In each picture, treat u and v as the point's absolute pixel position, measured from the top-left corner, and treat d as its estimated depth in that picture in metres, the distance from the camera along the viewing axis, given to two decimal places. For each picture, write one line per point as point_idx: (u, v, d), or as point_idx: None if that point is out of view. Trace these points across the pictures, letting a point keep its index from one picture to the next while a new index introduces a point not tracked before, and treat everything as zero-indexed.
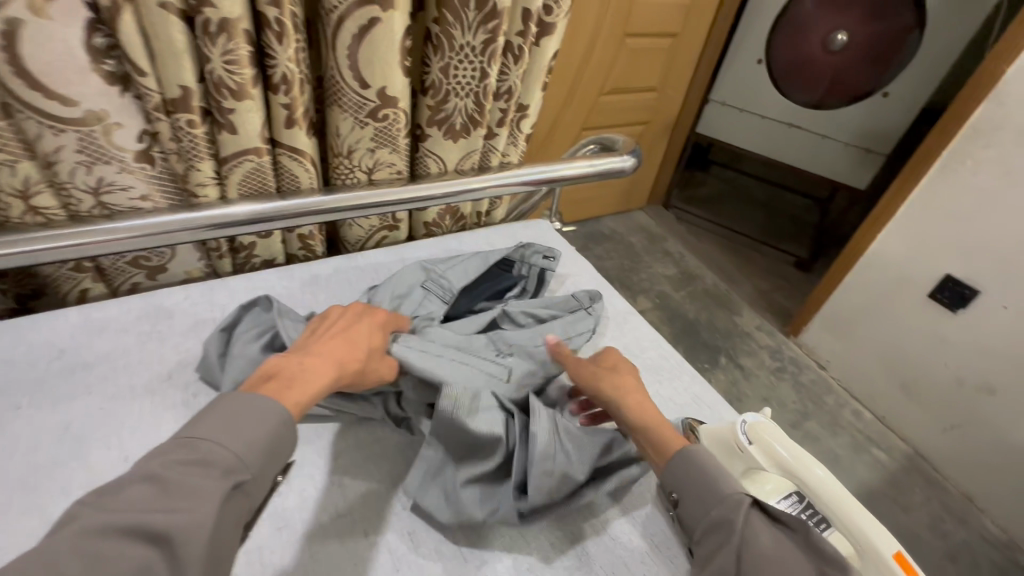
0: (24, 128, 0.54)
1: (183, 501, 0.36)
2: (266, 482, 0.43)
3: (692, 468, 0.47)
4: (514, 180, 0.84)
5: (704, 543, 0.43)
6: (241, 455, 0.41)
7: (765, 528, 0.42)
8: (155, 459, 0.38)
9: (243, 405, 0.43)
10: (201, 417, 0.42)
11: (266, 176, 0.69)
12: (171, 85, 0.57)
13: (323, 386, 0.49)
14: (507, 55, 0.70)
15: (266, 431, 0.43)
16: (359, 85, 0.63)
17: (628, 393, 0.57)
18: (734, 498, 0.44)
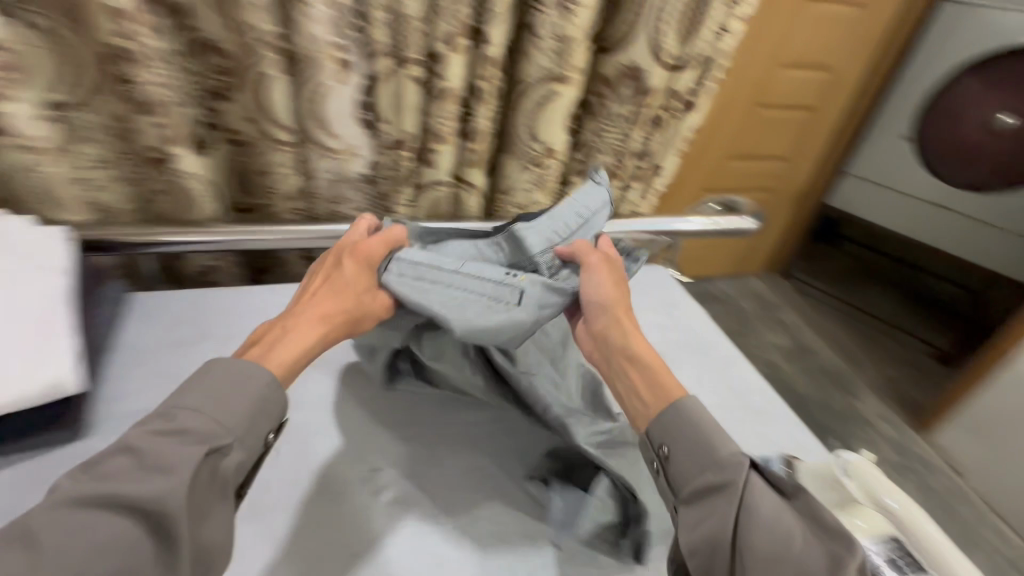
0: (304, 153, 0.77)
1: (134, 487, 0.37)
2: (252, 447, 0.44)
3: (683, 421, 0.50)
4: (639, 227, 0.97)
5: (701, 516, 0.45)
6: (221, 428, 0.42)
7: (768, 495, 0.45)
8: (133, 432, 0.40)
9: (220, 377, 0.44)
10: (190, 387, 0.44)
11: (444, 202, 0.89)
12: (400, 130, 0.77)
13: (312, 343, 0.51)
14: (653, 124, 0.84)
15: (245, 398, 0.44)
16: (530, 139, 0.81)
17: (639, 351, 0.57)
18: (733, 460, 0.46)
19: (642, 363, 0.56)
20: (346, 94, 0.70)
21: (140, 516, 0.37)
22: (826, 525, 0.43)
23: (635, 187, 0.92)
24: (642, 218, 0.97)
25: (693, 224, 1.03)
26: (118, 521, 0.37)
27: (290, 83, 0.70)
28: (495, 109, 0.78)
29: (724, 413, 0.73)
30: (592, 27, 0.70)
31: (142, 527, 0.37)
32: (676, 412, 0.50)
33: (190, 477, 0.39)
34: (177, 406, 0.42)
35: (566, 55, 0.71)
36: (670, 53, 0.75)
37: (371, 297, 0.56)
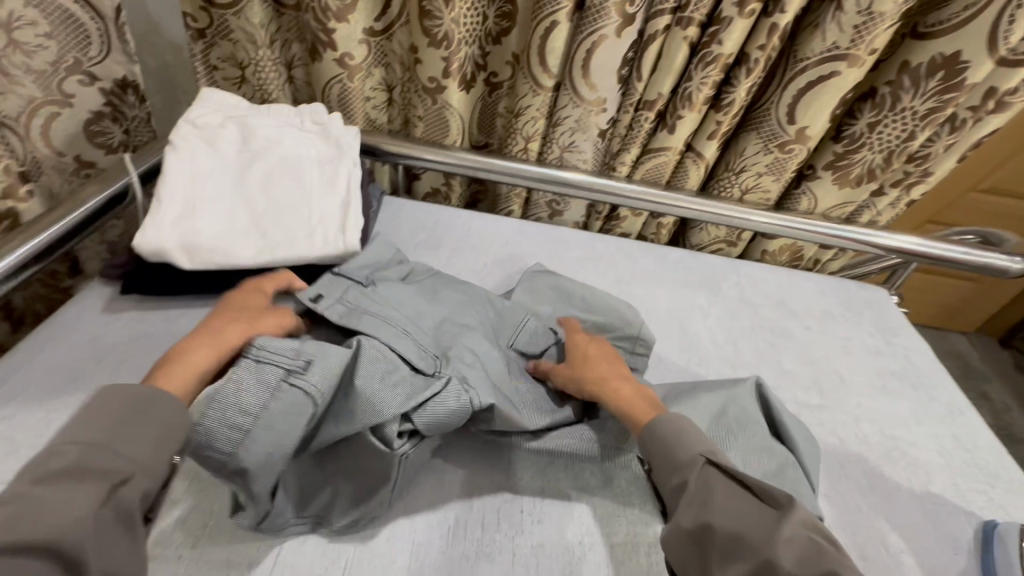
0: (558, 99, 0.83)
1: (59, 508, 0.36)
2: (154, 467, 0.42)
3: (657, 436, 0.52)
4: (877, 240, 0.87)
5: (676, 512, 0.47)
6: (119, 459, 0.40)
7: (720, 488, 0.46)
8: (38, 474, 0.38)
9: (118, 404, 0.42)
10: (88, 416, 0.41)
11: (666, 169, 0.89)
12: (653, 90, 0.79)
13: (196, 361, 0.49)
14: (945, 124, 0.75)
15: (150, 425, 0.42)
16: (786, 120, 0.76)
17: (613, 378, 0.59)
18: (691, 460, 0.49)
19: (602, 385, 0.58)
20: (619, 47, 0.74)
21: (49, 552, 0.35)
22: (830, 537, 0.43)
23: (890, 194, 0.84)
24: (880, 230, 0.87)
25: (945, 250, 0.89)
26: (54, 527, 0.35)
27: (571, 29, 0.75)
28: (756, 83, 0.76)
29: (944, 461, 0.65)
30: (908, 3, 0.64)
31: (59, 562, 0.35)
32: (658, 429, 0.52)
33: (97, 497, 0.38)
34: (69, 444, 0.40)
35: (866, 33, 0.66)
36: (1007, 46, 0.65)
37: (593, 366, 0.60)
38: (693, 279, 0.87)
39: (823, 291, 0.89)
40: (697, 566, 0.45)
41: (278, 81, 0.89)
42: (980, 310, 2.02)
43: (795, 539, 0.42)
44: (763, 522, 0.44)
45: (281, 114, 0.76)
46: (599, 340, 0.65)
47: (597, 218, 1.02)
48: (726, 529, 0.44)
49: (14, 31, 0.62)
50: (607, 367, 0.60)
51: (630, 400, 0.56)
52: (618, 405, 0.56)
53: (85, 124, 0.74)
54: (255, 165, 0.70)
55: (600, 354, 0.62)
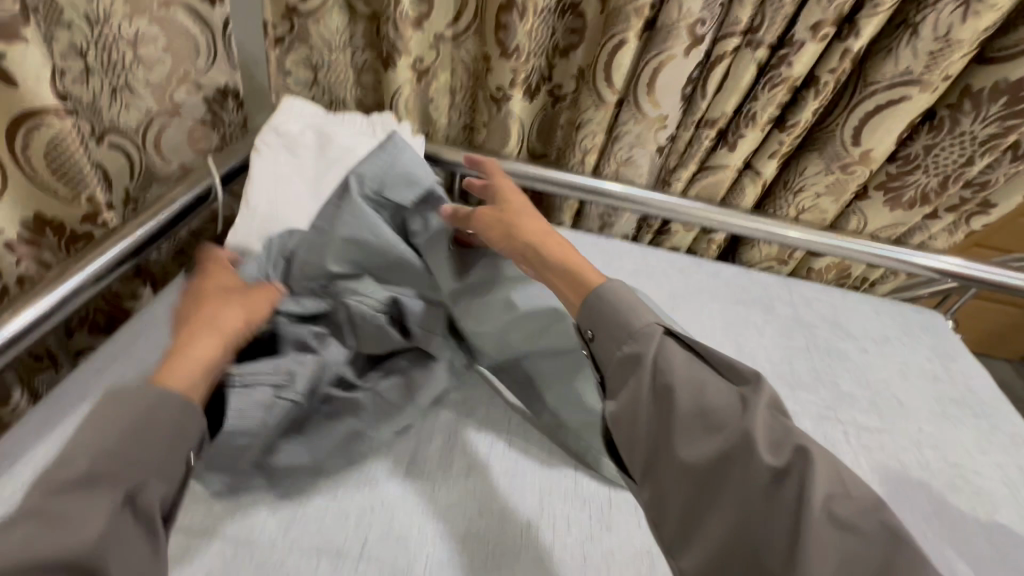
0: (621, 115, 0.84)
1: (87, 521, 0.37)
2: (172, 468, 0.43)
3: (601, 306, 0.54)
4: (936, 264, 0.86)
5: (635, 377, 0.51)
6: (127, 467, 0.40)
7: (679, 359, 0.51)
8: (45, 486, 0.38)
9: (134, 407, 0.43)
10: (95, 425, 0.41)
11: (723, 186, 0.89)
12: (716, 110, 0.80)
13: (213, 356, 0.48)
14: (1007, 151, 0.73)
15: (161, 431, 0.43)
16: (851, 142, 0.76)
17: (547, 240, 0.61)
18: (648, 331, 0.52)
19: (537, 247, 0.61)
20: (687, 65, 0.76)
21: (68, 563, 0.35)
22: (789, 413, 0.47)
23: (945, 218, 0.83)
24: (935, 253, 0.87)
25: (1006, 277, 0.88)
26: (79, 538, 0.36)
27: (639, 47, 0.77)
28: (823, 105, 0.76)
29: (1010, 491, 0.65)
30: (988, 32, 0.64)
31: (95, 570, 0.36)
32: (603, 296, 0.54)
33: (117, 514, 0.39)
34: (82, 451, 0.40)
35: (938, 62, 0.67)
36: None
37: (524, 229, 0.62)
38: (745, 297, 0.87)
39: (878, 315, 0.89)
40: (654, 432, 0.50)
41: (348, 86, 0.94)
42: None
43: (761, 416, 0.46)
44: (725, 402, 0.48)
45: (355, 123, 0.80)
46: (523, 201, 0.66)
47: (647, 232, 1.03)
48: (689, 403, 0.48)
49: (143, 47, 0.66)
50: (537, 227, 0.63)
51: (574, 261, 0.60)
52: (562, 273, 0.59)
53: (190, 130, 0.77)
54: (332, 171, 0.73)
55: (524, 211, 0.64)
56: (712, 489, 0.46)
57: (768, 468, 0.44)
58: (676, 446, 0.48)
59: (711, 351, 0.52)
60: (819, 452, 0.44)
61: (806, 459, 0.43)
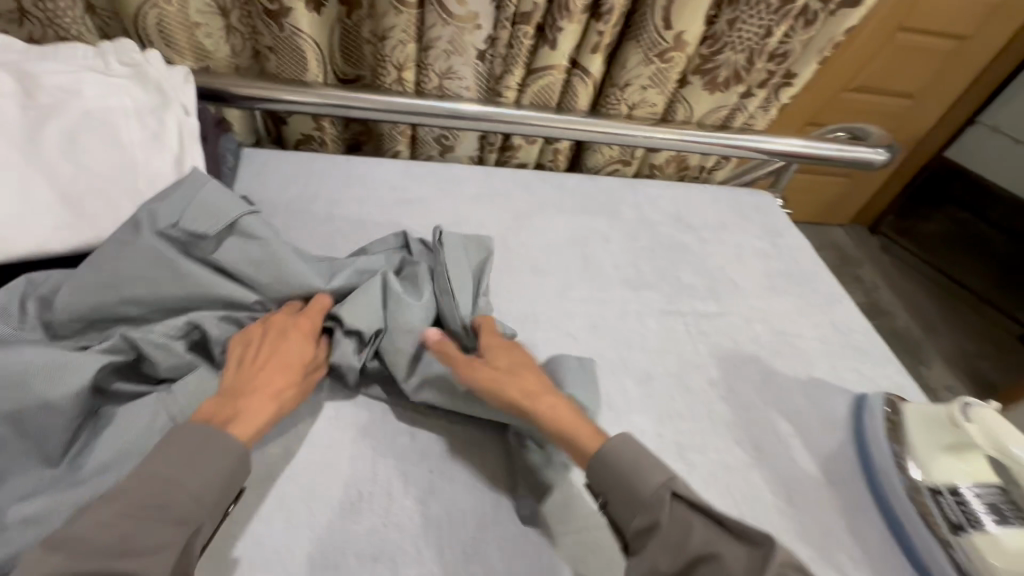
0: (425, 17, 0.73)
1: (146, 544, 0.36)
2: (218, 513, 0.41)
3: (607, 468, 0.45)
4: (758, 143, 0.89)
5: (641, 552, 0.42)
6: (185, 497, 0.39)
7: (694, 525, 0.41)
8: (112, 504, 0.37)
9: (196, 443, 0.41)
10: (158, 451, 0.41)
11: (554, 91, 0.83)
12: (527, 1, 0.71)
13: (264, 419, 0.46)
14: (799, 18, 0.74)
15: (216, 468, 0.41)
16: (663, 26, 0.73)
17: (501, 371, 0.52)
18: (655, 497, 0.42)
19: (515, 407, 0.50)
20: None
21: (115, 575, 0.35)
22: (811, 571, 0.39)
23: (758, 95, 0.83)
24: (756, 134, 0.89)
25: (819, 149, 0.93)
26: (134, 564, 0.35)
27: None
28: None
29: (825, 347, 0.71)
30: None
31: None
32: (611, 454, 0.45)
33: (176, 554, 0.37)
34: (153, 478, 0.39)
35: None
36: None
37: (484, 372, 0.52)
38: (591, 205, 0.85)
39: (716, 203, 0.91)
40: None
41: (73, 12, 0.72)
42: (854, 202, 2.25)
43: (751, 571, 0.38)
44: (699, 555, 0.40)
45: (74, 57, 0.61)
46: (486, 331, 0.57)
47: (492, 150, 0.95)
48: (683, 559, 0.40)
49: None
50: (505, 359, 0.53)
51: (564, 420, 0.49)
52: (552, 423, 0.49)
53: None
54: (49, 123, 0.55)
55: (500, 351, 0.54)
56: None
57: None
58: None
59: (730, 513, 0.41)
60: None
61: None
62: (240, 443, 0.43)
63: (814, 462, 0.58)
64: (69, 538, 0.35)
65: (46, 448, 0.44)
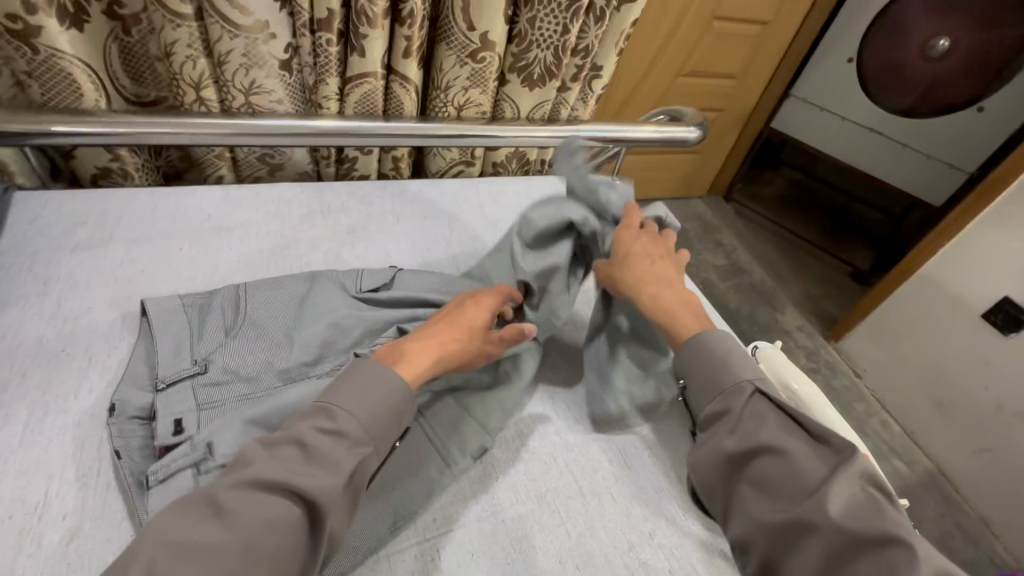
0: (209, 30, 0.68)
1: (309, 476, 0.40)
2: (384, 449, 0.46)
3: (699, 362, 0.56)
4: (584, 132, 0.94)
5: (715, 436, 0.52)
6: (353, 435, 0.43)
7: (799, 449, 0.49)
8: (300, 423, 0.42)
9: (386, 377, 0.46)
10: (339, 384, 0.45)
11: (376, 98, 0.81)
12: (321, 8, 0.69)
13: (428, 367, 0.50)
14: (589, 14, 0.79)
15: (389, 397, 0.45)
16: (467, 26, 0.75)
17: (652, 279, 0.61)
18: (739, 389, 0.53)
19: (633, 289, 0.61)
20: None
21: (298, 495, 0.39)
22: (881, 493, 0.47)
23: (573, 88, 0.88)
24: (582, 124, 0.94)
25: (642, 132, 1.01)
26: (316, 484, 0.39)
27: None
28: None
29: None
30: None
31: (298, 509, 0.39)
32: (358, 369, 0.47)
33: (349, 475, 0.41)
34: (328, 406, 0.44)
35: None
36: None
37: (644, 264, 0.62)
38: (433, 209, 0.84)
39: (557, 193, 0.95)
40: (721, 481, 0.52)
41: None
42: (706, 175, 2.49)
43: (845, 501, 0.45)
44: (806, 481, 0.47)
45: None
46: (647, 234, 0.65)
47: (328, 164, 0.90)
48: (761, 469, 0.49)
49: None
50: (650, 268, 0.62)
51: (413, 356, 0.50)
52: (665, 314, 0.59)
53: None
54: None
55: (645, 247, 0.63)
56: (776, 553, 0.47)
57: (835, 530, 0.44)
58: (746, 505, 0.49)
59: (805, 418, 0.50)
60: (915, 541, 0.43)
61: (889, 553, 0.42)
62: (409, 388, 0.47)
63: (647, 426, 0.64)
64: (258, 464, 0.40)
65: None
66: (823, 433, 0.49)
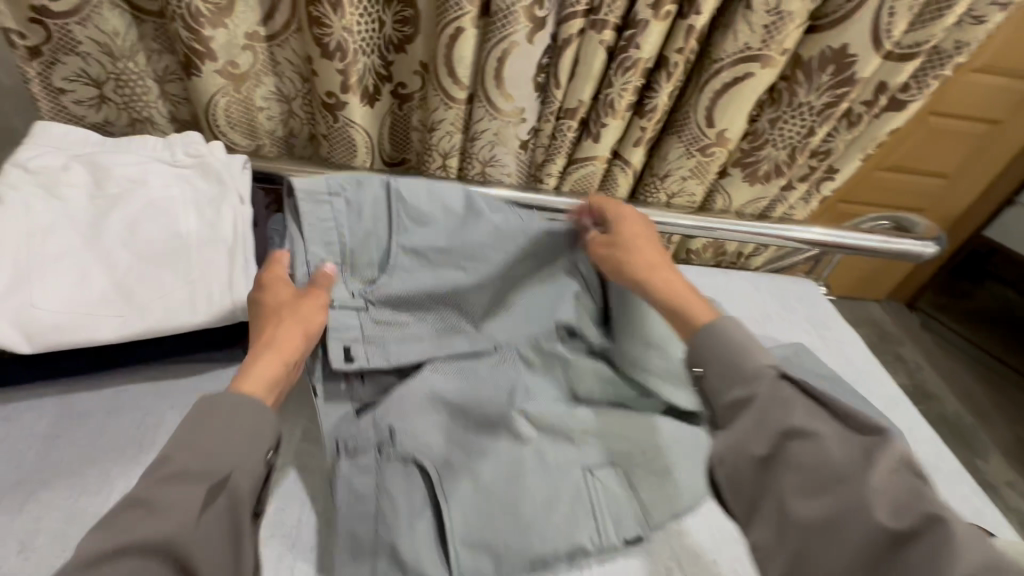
0: (474, 112, 0.76)
1: (171, 514, 0.38)
2: (256, 469, 0.44)
3: (716, 341, 0.50)
4: (801, 235, 0.87)
5: (738, 442, 0.45)
6: (211, 466, 0.41)
7: (830, 436, 0.42)
8: (144, 481, 0.39)
9: (223, 411, 0.44)
10: (186, 425, 0.43)
11: (595, 180, 0.84)
12: (573, 99, 0.74)
13: (273, 373, 0.50)
14: (842, 120, 0.75)
15: (242, 427, 0.44)
16: (705, 123, 0.74)
17: (662, 266, 0.60)
18: (760, 372, 0.47)
19: (650, 290, 0.58)
20: (532, 54, 0.69)
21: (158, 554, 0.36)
22: (922, 474, 0.40)
23: (798, 188, 0.84)
24: (799, 225, 0.88)
25: (864, 240, 0.91)
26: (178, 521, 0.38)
27: (479, 35, 0.69)
28: (676, 87, 0.73)
29: None
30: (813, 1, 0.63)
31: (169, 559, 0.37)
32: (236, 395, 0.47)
33: (208, 496, 0.40)
34: (179, 452, 0.41)
35: (776, 33, 0.64)
36: (891, 41, 0.65)
37: (641, 249, 0.61)
38: None
39: (758, 293, 0.89)
40: (755, 479, 0.44)
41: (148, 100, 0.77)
42: (890, 278, 2.19)
43: (886, 487, 0.39)
44: (840, 465, 0.41)
45: (145, 147, 0.64)
46: (642, 218, 0.65)
47: None
48: (805, 456, 0.42)
49: None
50: (650, 246, 0.62)
51: (266, 369, 0.50)
52: (664, 292, 0.58)
53: None
54: (114, 213, 0.58)
55: (644, 238, 0.63)
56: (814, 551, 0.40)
57: (884, 529, 0.38)
58: (783, 505, 0.42)
59: (829, 396, 0.45)
60: (959, 527, 0.37)
61: (939, 531, 0.36)
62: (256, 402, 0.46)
63: None
64: (155, 505, 0.38)
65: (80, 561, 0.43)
66: (841, 410, 0.44)
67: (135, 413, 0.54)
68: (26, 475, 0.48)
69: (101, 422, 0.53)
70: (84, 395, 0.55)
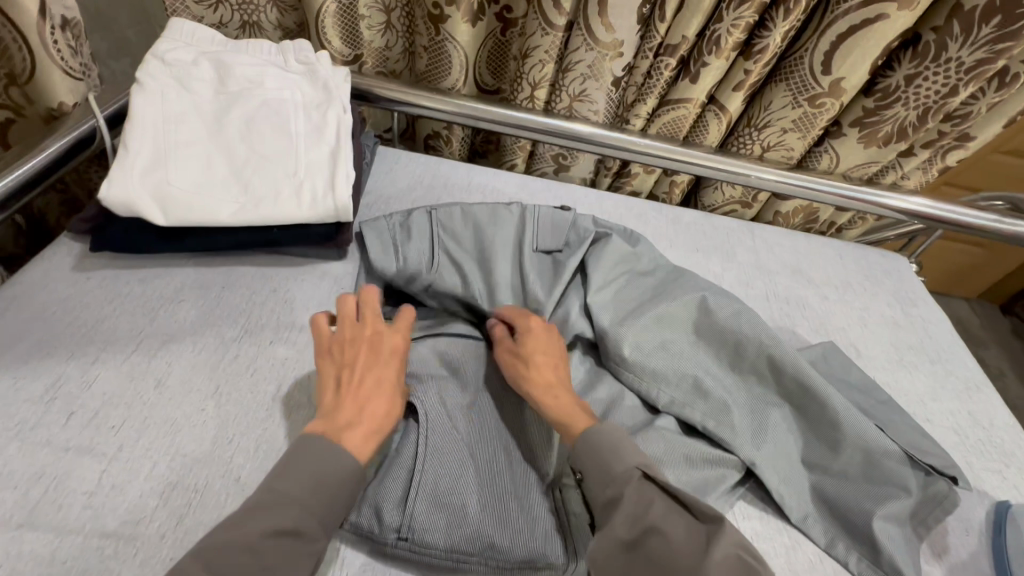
0: (571, 42, 0.75)
1: (281, 572, 0.36)
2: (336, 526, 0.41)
3: (591, 448, 0.45)
4: (905, 204, 0.81)
5: (608, 525, 0.40)
6: (315, 524, 0.39)
7: (681, 523, 0.38)
8: (247, 528, 0.36)
9: (319, 462, 0.41)
10: (289, 470, 0.40)
11: (684, 124, 0.82)
12: (676, 34, 0.71)
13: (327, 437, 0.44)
14: (993, 80, 0.68)
15: (342, 489, 0.41)
16: (821, 70, 0.69)
17: (547, 368, 0.53)
18: (625, 475, 0.42)
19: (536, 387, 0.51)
20: None
21: None
22: (765, 565, 0.35)
23: (921, 155, 0.78)
24: (904, 194, 0.82)
25: (979, 218, 0.83)
26: None
27: None
28: (793, 26, 0.68)
29: (960, 440, 0.63)
30: None
31: None
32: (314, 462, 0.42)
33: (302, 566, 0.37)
34: (281, 503, 0.38)
35: None
36: None
37: (533, 366, 0.52)
38: (705, 244, 0.82)
39: (844, 263, 0.84)
40: None
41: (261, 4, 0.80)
42: (987, 277, 2.01)
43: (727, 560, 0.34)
44: (686, 544, 0.36)
45: (262, 51, 0.68)
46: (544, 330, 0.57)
47: (607, 173, 0.94)
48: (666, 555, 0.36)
49: None
50: (548, 359, 0.53)
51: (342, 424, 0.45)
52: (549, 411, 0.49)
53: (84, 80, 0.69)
54: (234, 109, 0.62)
55: (549, 360, 0.54)
56: None
57: (624, 543, 0.38)
58: None
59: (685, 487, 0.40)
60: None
61: (660, 537, 0.37)
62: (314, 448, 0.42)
63: (941, 571, 0.51)
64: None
65: (201, 399, 0.51)
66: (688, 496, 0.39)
67: (243, 290, 0.60)
68: (158, 328, 0.55)
69: (216, 292, 0.60)
70: (201, 270, 0.61)
